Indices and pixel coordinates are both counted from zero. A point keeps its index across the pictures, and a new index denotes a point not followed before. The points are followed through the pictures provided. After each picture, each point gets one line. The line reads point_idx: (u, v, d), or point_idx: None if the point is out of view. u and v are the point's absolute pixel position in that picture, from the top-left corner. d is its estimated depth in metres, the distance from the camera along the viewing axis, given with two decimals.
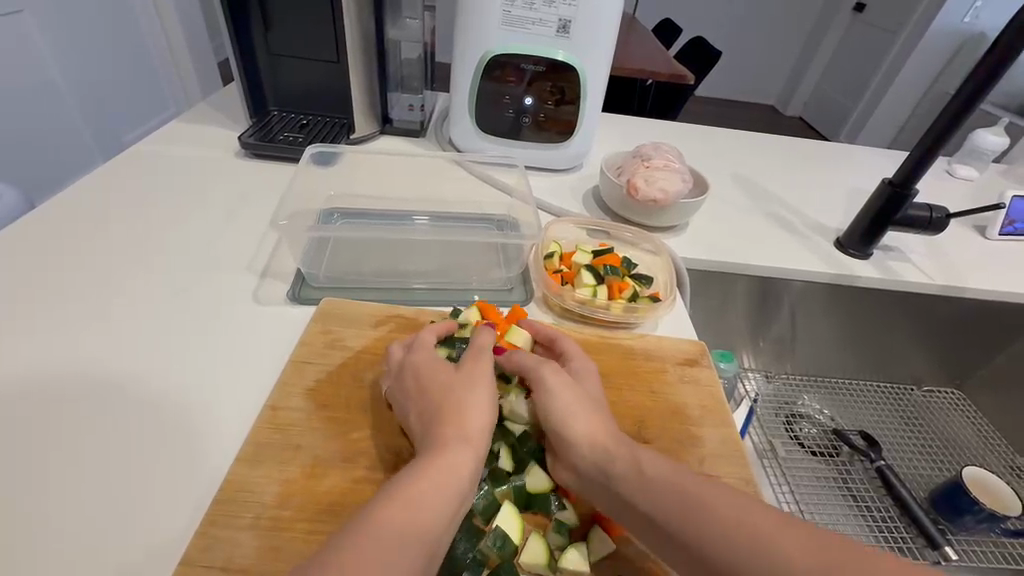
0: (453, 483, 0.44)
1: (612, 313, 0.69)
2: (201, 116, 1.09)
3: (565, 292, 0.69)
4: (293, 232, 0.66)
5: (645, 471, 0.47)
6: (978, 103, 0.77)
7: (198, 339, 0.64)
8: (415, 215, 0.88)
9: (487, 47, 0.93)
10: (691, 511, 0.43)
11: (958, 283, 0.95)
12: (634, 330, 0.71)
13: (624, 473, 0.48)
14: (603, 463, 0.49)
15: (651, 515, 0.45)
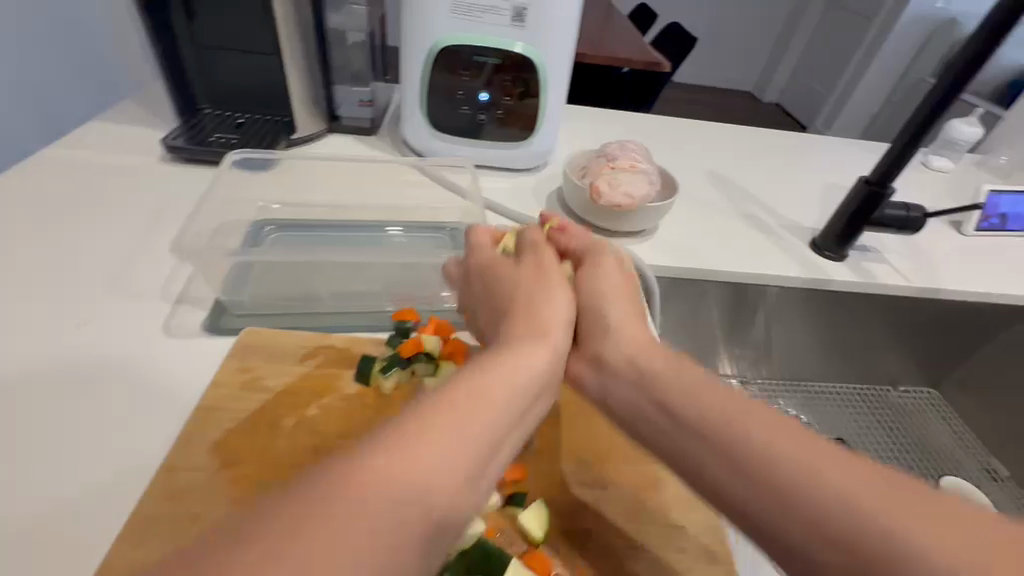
0: (442, 462, 0.34)
1: None
2: (126, 115, 0.99)
3: None
4: (205, 255, 0.60)
5: (692, 388, 0.44)
6: (957, 97, 0.72)
7: (98, 377, 0.56)
8: (386, 224, 0.81)
9: (437, 37, 0.85)
10: (736, 425, 0.40)
11: (935, 284, 0.91)
12: None
13: (667, 387, 0.45)
14: (643, 377, 0.47)
15: (686, 432, 0.42)
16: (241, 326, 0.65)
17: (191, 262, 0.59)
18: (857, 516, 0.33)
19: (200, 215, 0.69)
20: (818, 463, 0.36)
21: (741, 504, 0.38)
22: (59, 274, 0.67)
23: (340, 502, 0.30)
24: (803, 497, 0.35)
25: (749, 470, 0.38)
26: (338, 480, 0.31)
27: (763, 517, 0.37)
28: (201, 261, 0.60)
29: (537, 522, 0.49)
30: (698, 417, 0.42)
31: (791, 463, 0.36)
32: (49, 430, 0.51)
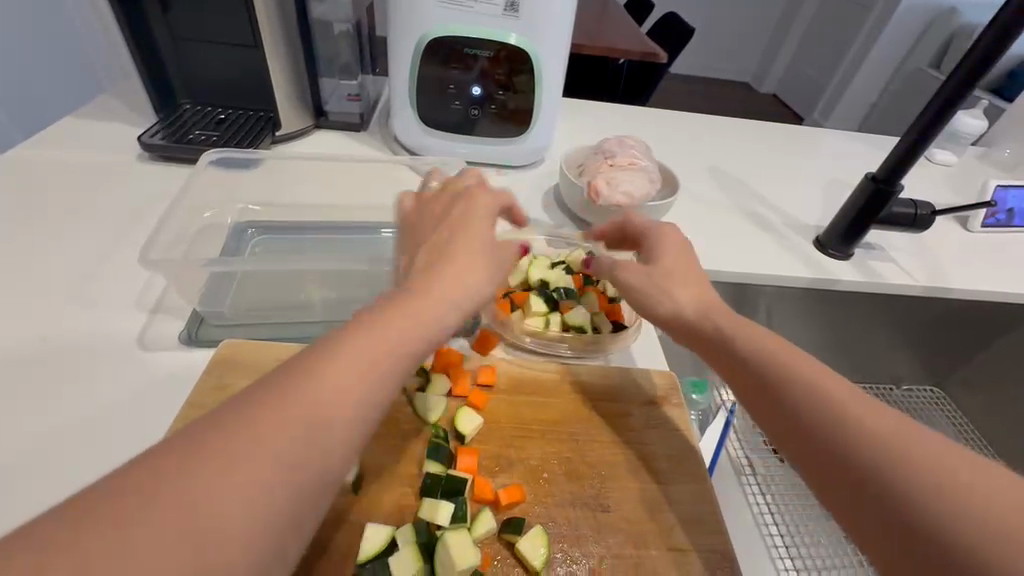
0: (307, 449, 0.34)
1: (571, 346, 0.60)
2: (102, 111, 0.95)
3: (514, 323, 0.61)
4: (178, 267, 0.57)
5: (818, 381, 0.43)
6: (969, 92, 0.69)
7: None
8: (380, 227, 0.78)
9: (426, 29, 0.81)
10: (861, 422, 0.39)
11: (943, 284, 0.89)
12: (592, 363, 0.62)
13: (795, 376, 0.44)
14: (766, 362, 0.46)
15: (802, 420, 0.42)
16: (220, 336, 0.64)
17: (164, 274, 0.57)
18: (971, 542, 0.32)
19: (174, 221, 0.67)
20: (942, 472, 0.35)
21: (848, 497, 0.39)
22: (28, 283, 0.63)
23: (256, 424, 0.32)
24: (918, 503, 0.35)
25: (863, 468, 0.38)
26: (254, 402, 0.33)
27: (870, 516, 0.37)
28: (174, 273, 0.58)
29: (537, 549, 0.43)
30: (822, 405, 0.42)
31: (914, 471, 0.36)
32: None
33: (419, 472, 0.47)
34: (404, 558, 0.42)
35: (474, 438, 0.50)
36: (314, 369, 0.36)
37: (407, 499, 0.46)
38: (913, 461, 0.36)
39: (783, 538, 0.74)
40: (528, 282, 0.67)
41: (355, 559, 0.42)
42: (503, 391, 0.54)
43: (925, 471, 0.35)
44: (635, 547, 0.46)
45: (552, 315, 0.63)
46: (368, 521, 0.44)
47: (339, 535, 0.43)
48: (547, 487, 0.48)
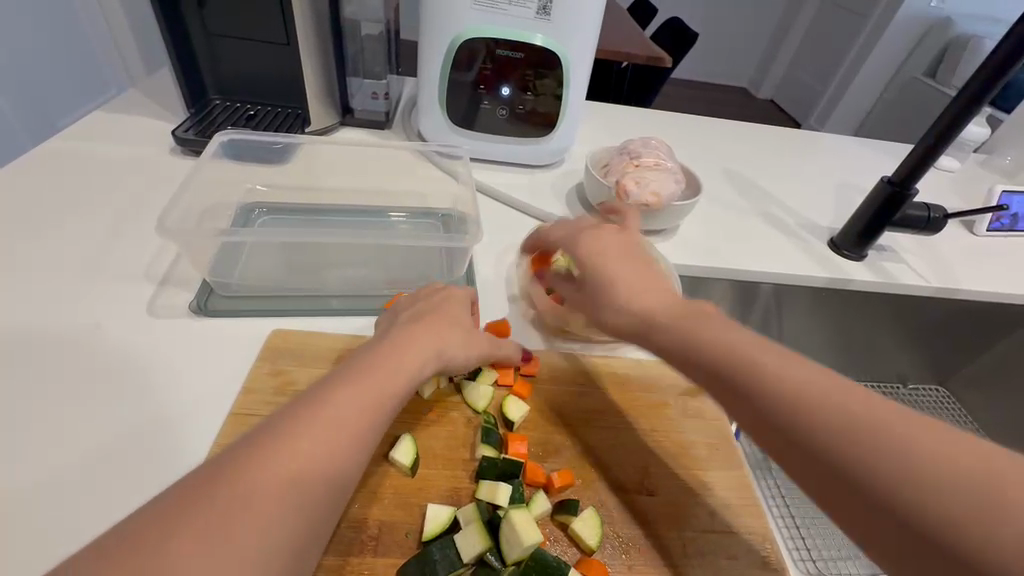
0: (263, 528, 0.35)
1: None
2: (129, 105, 0.95)
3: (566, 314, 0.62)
4: (195, 235, 0.57)
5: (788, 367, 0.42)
6: (982, 103, 0.72)
7: (125, 387, 0.54)
8: (396, 211, 0.78)
9: (458, 30, 0.83)
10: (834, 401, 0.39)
11: (953, 284, 0.92)
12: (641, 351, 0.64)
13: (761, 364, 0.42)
14: (742, 355, 0.43)
15: (798, 424, 0.39)
16: (228, 308, 0.63)
17: (178, 242, 0.57)
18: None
19: (187, 196, 0.65)
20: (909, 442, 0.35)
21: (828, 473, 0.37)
22: (69, 273, 0.64)
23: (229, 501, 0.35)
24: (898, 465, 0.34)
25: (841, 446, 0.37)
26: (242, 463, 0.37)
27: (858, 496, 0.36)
28: (187, 242, 0.58)
29: (591, 530, 0.45)
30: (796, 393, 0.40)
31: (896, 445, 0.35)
32: (75, 444, 0.49)
33: (472, 457, 0.49)
34: (468, 535, 0.43)
35: (522, 426, 0.53)
36: (280, 442, 0.38)
37: (462, 482, 0.47)
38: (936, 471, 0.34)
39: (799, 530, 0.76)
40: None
41: (419, 537, 0.43)
42: (546, 380, 0.57)
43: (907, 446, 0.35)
44: (683, 531, 0.48)
45: None
46: (428, 502, 0.46)
47: (400, 514, 0.44)
48: (595, 472, 0.50)
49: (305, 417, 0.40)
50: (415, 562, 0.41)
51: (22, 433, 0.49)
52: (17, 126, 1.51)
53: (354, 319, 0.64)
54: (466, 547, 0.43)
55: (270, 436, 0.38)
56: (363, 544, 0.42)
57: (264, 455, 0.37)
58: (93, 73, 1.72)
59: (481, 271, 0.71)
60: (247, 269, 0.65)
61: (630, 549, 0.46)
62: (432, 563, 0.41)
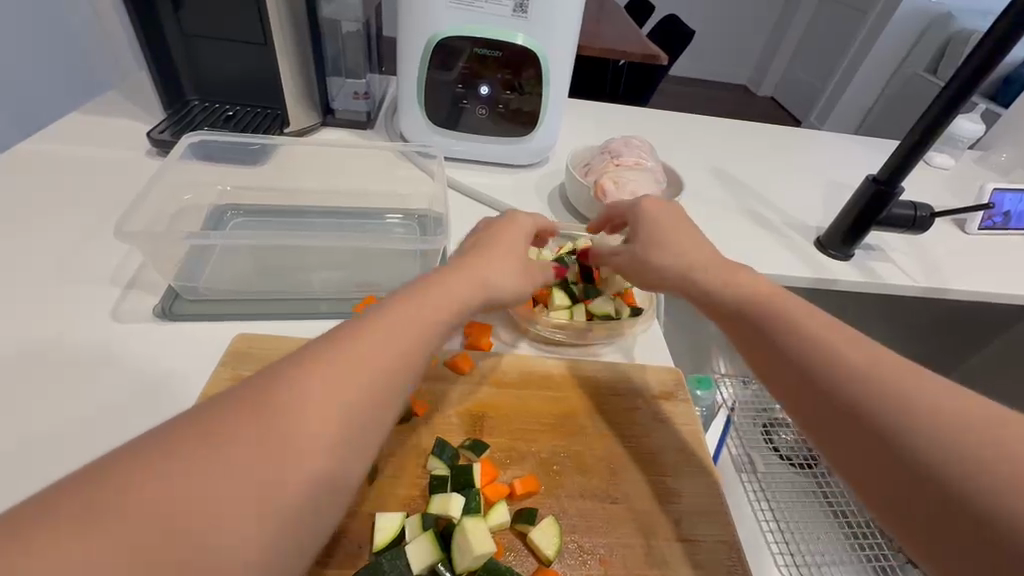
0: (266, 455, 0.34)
1: (596, 336, 0.62)
2: (109, 107, 0.95)
3: (539, 317, 0.61)
4: (158, 238, 0.56)
5: (860, 361, 0.41)
6: (966, 101, 0.71)
7: (86, 390, 0.53)
8: (373, 211, 0.77)
9: (434, 28, 0.82)
10: (920, 406, 0.37)
11: (940, 284, 0.90)
12: (611, 354, 0.63)
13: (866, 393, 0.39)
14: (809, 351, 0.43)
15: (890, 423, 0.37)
16: (195, 312, 0.62)
17: (142, 251, 0.56)
18: None
19: (154, 197, 0.64)
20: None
21: (896, 490, 0.36)
22: (34, 275, 0.63)
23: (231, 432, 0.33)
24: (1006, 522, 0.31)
25: (933, 468, 0.35)
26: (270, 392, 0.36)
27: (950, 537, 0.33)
28: (153, 245, 0.57)
29: (549, 539, 0.44)
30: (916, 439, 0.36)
31: (1003, 481, 0.32)
32: (29, 452, 0.48)
33: (424, 467, 0.48)
34: (420, 546, 0.43)
35: (484, 433, 0.52)
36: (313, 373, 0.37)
37: (417, 492, 0.47)
38: None
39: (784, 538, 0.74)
40: None
41: (369, 548, 0.43)
42: (472, 381, 0.55)
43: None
44: (646, 539, 0.47)
45: (575, 308, 0.64)
46: (380, 510, 0.45)
47: (352, 522, 0.44)
48: (557, 479, 0.49)
49: (314, 364, 0.38)
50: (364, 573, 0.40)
51: None
52: None
53: (323, 321, 0.63)
54: (414, 558, 0.42)
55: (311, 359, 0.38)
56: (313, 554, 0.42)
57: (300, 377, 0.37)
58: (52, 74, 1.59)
59: None
60: (217, 273, 0.65)
61: (589, 558, 0.45)
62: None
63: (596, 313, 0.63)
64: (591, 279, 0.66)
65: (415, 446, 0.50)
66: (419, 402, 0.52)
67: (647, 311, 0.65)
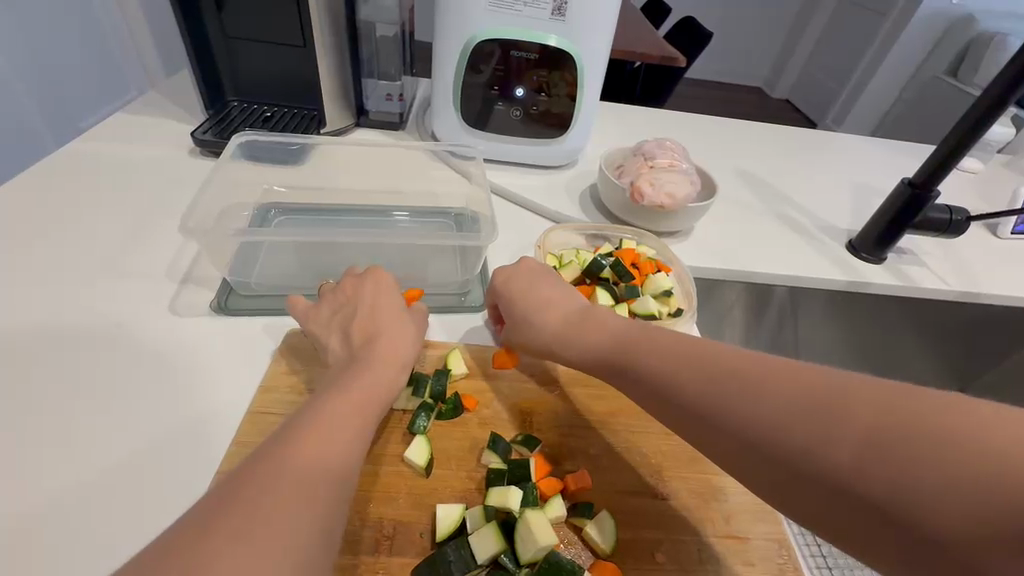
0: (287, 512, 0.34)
1: None
2: (150, 107, 0.97)
3: None
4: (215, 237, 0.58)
5: (708, 382, 0.40)
6: (1010, 103, 0.70)
7: (145, 381, 0.55)
8: (388, 210, 0.78)
9: (472, 31, 0.83)
10: (785, 413, 0.36)
11: (974, 288, 0.90)
12: None
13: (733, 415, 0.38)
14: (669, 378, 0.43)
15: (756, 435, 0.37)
16: (246, 307, 0.64)
17: (199, 242, 0.58)
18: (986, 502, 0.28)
19: (206, 197, 0.66)
20: (910, 468, 0.31)
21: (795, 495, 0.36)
22: (90, 272, 0.65)
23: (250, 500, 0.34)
24: (910, 517, 0.30)
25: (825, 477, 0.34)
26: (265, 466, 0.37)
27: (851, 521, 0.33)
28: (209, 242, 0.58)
29: (606, 532, 0.45)
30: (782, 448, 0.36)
31: (876, 469, 0.32)
32: (95, 444, 0.50)
33: (480, 460, 0.49)
34: (483, 537, 0.44)
35: (535, 428, 0.53)
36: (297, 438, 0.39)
37: (473, 484, 0.48)
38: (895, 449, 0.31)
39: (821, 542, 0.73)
40: (582, 275, 0.68)
41: (432, 538, 0.44)
42: (520, 377, 0.57)
43: (919, 458, 0.30)
44: (697, 535, 0.47)
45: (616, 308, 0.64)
46: (440, 501, 0.46)
47: (414, 512, 0.45)
48: (608, 475, 0.50)
49: (296, 433, 0.39)
50: (431, 561, 0.41)
51: (41, 432, 0.50)
52: (43, 127, 1.55)
53: None
54: (477, 550, 0.43)
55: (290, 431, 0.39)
56: (378, 543, 0.43)
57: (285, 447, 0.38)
58: (70, 92, 1.60)
59: (493, 272, 0.71)
60: (265, 270, 0.66)
61: (642, 552, 0.46)
62: (446, 564, 0.42)
63: (637, 312, 0.63)
64: (631, 279, 0.67)
65: (469, 441, 0.50)
66: (468, 396, 0.54)
67: (688, 311, 0.65)
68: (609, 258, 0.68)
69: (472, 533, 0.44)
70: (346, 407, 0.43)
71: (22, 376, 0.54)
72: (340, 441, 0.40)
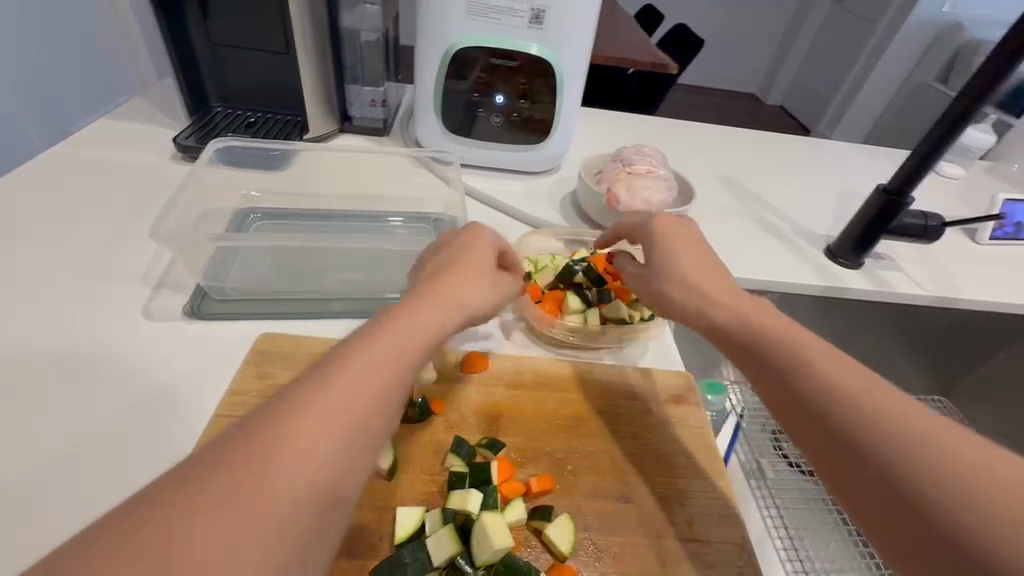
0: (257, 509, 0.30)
1: (610, 340, 0.63)
2: (135, 113, 0.98)
3: (552, 321, 0.63)
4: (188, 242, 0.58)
5: (834, 375, 0.43)
6: (979, 110, 0.71)
7: (119, 384, 0.55)
8: (387, 215, 0.79)
9: (452, 38, 0.84)
10: (895, 429, 0.39)
11: (950, 294, 0.90)
12: (623, 356, 0.65)
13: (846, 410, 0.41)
14: (797, 364, 0.45)
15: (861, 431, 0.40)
16: (221, 311, 0.64)
17: (173, 247, 0.59)
18: None
19: (179, 201, 0.67)
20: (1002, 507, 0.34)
21: (871, 496, 0.39)
22: (65, 277, 0.65)
23: (221, 487, 0.30)
24: (979, 544, 0.34)
25: (917, 492, 0.37)
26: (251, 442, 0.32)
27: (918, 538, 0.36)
28: (182, 245, 0.58)
29: (565, 536, 0.46)
30: (886, 446, 0.39)
31: (974, 496, 0.35)
32: (63, 446, 0.50)
33: (443, 463, 0.50)
34: (441, 539, 0.44)
35: (501, 433, 0.53)
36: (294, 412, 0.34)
37: (436, 487, 0.48)
38: (993, 483, 0.35)
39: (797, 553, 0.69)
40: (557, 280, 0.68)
41: (391, 540, 0.44)
42: (486, 381, 0.57)
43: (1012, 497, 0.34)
44: (658, 540, 0.48)
45: (588, 313, 0.65)
46: (401, 504, 0.47)
47: (375, 516, 0.46)
48: (572, 479, 0.51)
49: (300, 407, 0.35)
50: (387, 564, 0.42)
51: (10, 434, 0.50)
52: None
53: (341, 322, 0.65)
54: (434, 552, 0.44)
55: (294, 402, 0.35)
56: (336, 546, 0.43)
57: (277, 424, 0.33)
58: None
59: None
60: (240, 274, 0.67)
61: (602, 557, 0.46)
62: (402, 566, 0.42)
63: (608, 318, 0.64)
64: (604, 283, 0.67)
65: (435, 446, 0.51)
66: (436, 401, 0.54)
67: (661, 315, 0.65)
68: (582, 264, 0.68)
69: (431, 535, 0.45)
70: (362, 383, 0.37)
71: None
72: (349, 422, 0.35)
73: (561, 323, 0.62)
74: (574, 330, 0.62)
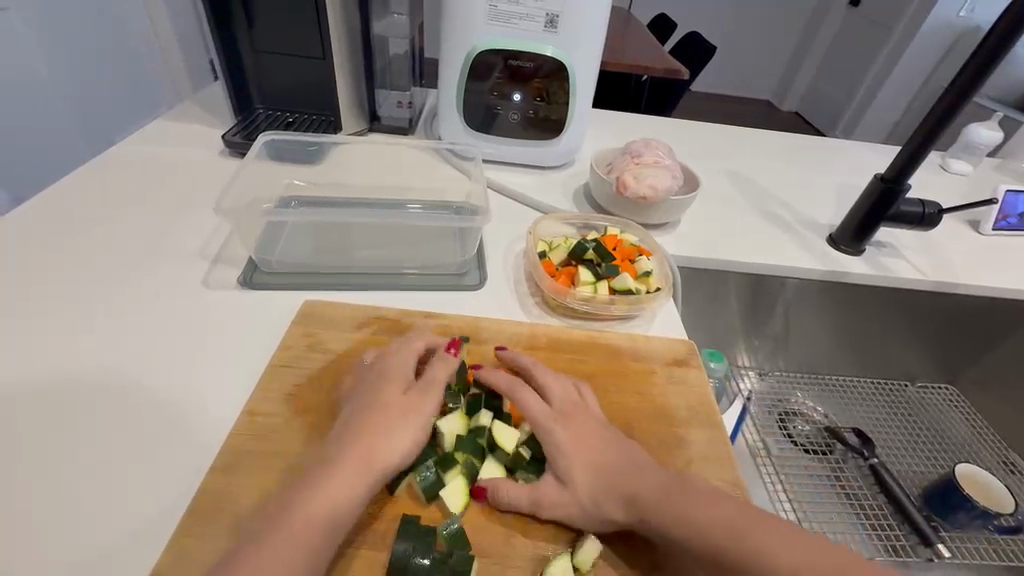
0: None
1: (617, 309, 0.69)
2: (186, 115, 1.07)
3: (566, 291, 0.69)
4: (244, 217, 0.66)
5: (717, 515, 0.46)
6: (970, 99, 0.75)
7: (183, 339, 0.63)
8: (405, 203, 0.85)
9: (474, 42, 0.92)
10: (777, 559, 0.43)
11: (950, 279, 0.94)
12: (630, 326, 0.71)
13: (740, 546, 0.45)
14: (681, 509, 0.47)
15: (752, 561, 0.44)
16: (269, 282, 0.71)
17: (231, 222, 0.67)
18: None
19: (235, 185, 0.75)
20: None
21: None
22: (135, 252, 0.74)
23: None
24: None
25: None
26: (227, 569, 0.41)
27: None
28: (238, 220, 0.66)
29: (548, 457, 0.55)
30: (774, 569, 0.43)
31: None
32: (138, 389, 0.58)
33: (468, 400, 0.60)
34: (450, 422, 0.56)
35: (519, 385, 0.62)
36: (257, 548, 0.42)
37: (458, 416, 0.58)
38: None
39: (802, 525, 0.80)
40: (569, 257, 0.75)
41: None
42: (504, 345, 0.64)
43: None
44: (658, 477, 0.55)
45: (598, 284, 0.71)
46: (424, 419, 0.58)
47: None
48: None
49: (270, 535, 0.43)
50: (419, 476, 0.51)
51: (94, 378, 0.58)
52: None
53: (372, 294, 0.72)
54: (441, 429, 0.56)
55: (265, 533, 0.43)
56: None
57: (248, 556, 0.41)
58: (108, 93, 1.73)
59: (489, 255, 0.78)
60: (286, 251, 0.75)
61: None
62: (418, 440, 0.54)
63: (616, 288, 0.70)
64: (613, 260, 0.73)
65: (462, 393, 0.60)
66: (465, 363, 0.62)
67: (665, 289, 0.71)
68: (593, 242, 0.74)
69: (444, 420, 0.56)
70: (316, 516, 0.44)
71: (35, 355, 0.60)
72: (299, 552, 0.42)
73: (574, 292, 0.68)
74: (586, 299, 0.68)
